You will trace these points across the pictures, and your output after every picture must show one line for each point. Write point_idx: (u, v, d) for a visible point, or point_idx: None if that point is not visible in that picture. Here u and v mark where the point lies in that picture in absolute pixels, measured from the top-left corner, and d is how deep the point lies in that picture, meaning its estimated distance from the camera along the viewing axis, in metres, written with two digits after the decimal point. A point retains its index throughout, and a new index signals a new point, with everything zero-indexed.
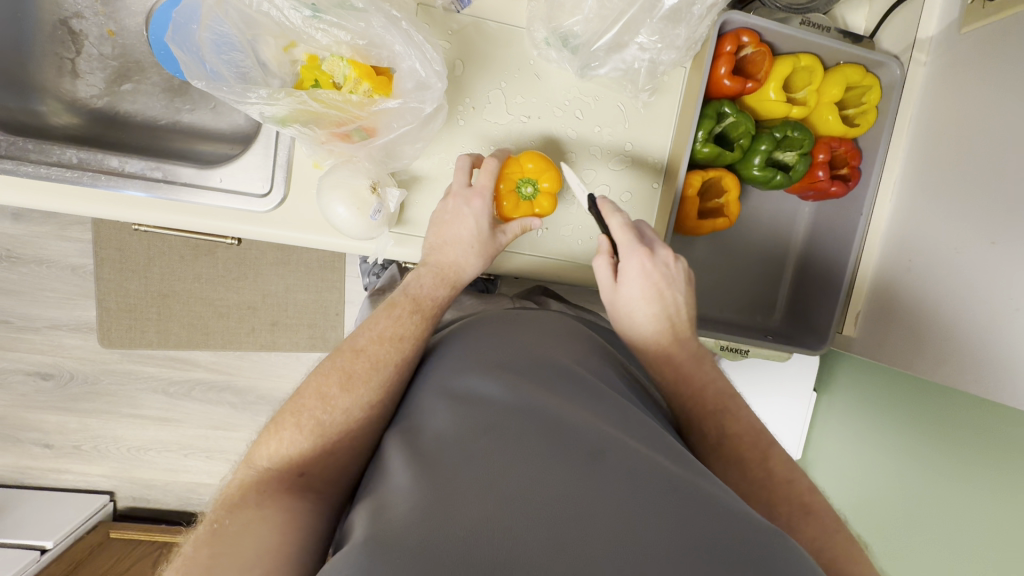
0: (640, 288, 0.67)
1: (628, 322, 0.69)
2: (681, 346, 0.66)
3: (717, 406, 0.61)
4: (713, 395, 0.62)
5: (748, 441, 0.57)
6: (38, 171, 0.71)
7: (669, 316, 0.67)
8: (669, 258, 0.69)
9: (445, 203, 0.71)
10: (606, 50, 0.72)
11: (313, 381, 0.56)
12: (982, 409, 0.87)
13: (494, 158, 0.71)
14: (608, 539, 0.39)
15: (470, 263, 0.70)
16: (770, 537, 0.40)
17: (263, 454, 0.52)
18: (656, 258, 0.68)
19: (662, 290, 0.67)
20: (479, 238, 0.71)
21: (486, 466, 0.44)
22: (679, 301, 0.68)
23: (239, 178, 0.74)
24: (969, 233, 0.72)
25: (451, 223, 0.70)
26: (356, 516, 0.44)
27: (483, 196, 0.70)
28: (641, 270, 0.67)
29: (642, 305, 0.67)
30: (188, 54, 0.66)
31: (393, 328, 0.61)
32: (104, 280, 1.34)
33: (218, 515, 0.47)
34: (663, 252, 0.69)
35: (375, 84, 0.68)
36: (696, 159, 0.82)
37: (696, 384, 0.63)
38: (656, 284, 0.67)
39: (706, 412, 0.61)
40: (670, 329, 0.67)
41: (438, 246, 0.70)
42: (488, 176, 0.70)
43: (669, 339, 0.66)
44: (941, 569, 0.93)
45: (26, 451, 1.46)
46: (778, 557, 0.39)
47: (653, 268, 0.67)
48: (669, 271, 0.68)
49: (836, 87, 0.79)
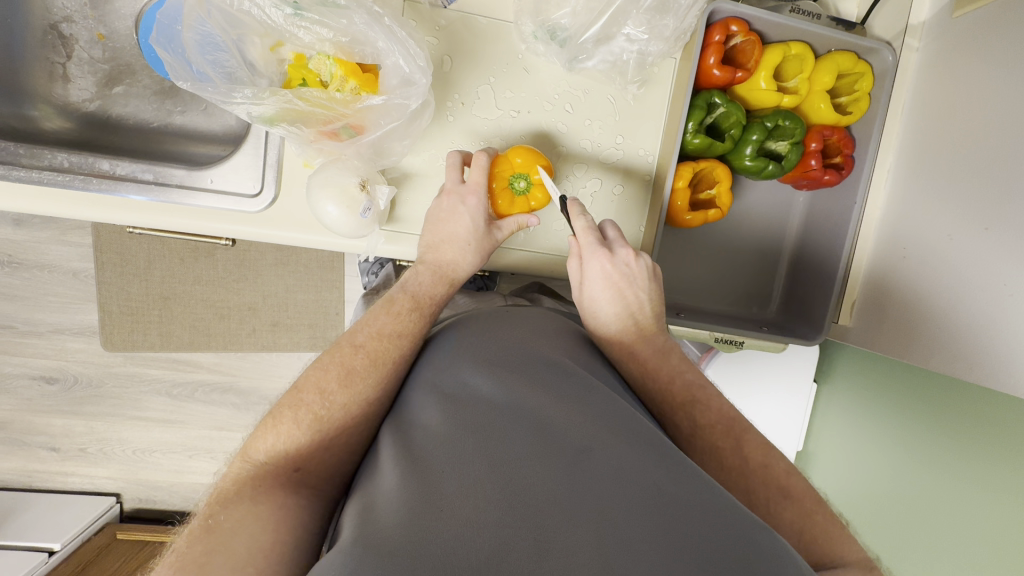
0: (601, 288, 0.67)
1: (593, 323, 0.69)
2: (646, 342, 0.66)
3: (686, 397, 0.61)
4: (682, 389, 0.61)
5: (720, 429, 0.57)
6: (30, 175, 0.72)
7: (632, 314, 0.67)
8: (629, 257, 0.69)
9: (440, 201, 0.71)
10: (594, 42, 0.71)
11: (312, 375, 0.56)
12: (982, 398, 0.86)
13: (485, 153, 0.70)
14: (596, 543, 0.39)
15: (466, 260, 0.70)
16: (756, 533, 0.41)
17: (259, 448, 0.51)
18: (615, 259, 0.68)
19: (623, 290, 0.67)
20: (475, 234, 0.71)
21: (473, 465, 0.44)
22: (642, 298, 0.68)
23: (230, 179, 0.75)
24: (964, 219, 0.72)
25: (446, 221, 0.70)
26: (347, 514, 0.44)
27: (477, 194, 0.70)
28: (601, 272, 0.67)
29: (605, 306, 0.67)
30: (172, 55, 0.67)
31: (393, 325, 0.61)
32: (105, 284, 1.35)
33: (211, 510, 0.46)
34: (623, 252, 0.69)
35: (361, 81, 0.68)
36: (687, 151, 0.81)
37: (664, 378, 0.63)
38: (616, 284, 0.67)
39: (677, 403, 0.60)
40: (635, 327, 0.67)
41: (433, 245, 0.70)
42: (481, 172, 0.70)
43: (634, 337, 0.66)
44: (940, 556, 0.93)
45: (34, 455, 1.47)
46: (764, 552, 0.39)
47: (614, 269, 0.67)
48: (629, 270, 0.68)
49: (827, 74, 0.79)
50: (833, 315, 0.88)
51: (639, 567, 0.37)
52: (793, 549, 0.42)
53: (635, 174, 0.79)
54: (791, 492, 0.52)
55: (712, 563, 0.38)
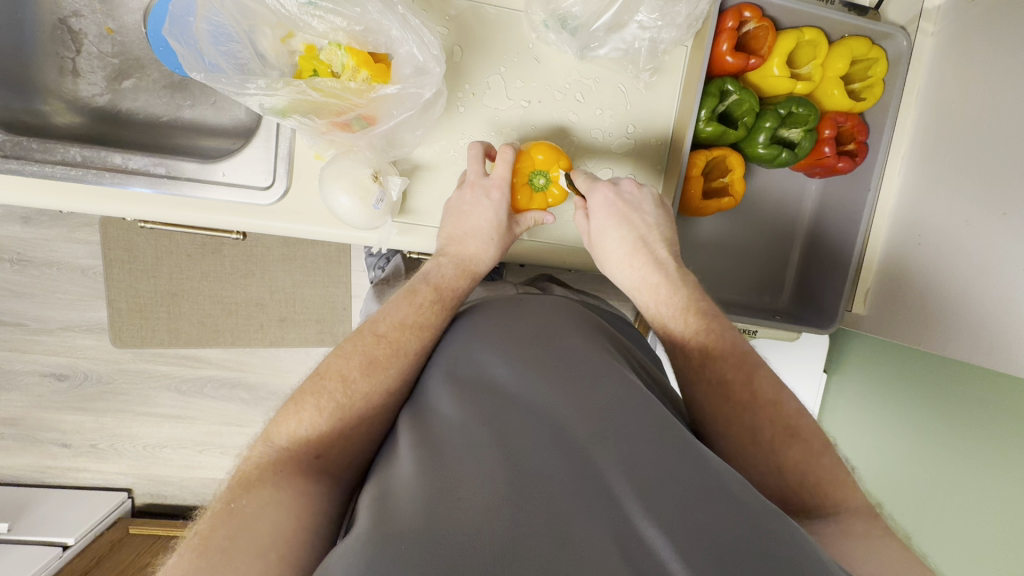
0: (605, 217, 0.67)
1: (603, 259, 0.68)
2: (661, 268, 0.65)
3: (700, 326, 0.60)
4: (696, 321, 0.61)
5: (732, 361, 0.57)
6: (44, 170, 0.72)
7: (640, 238, 0.66)
8: (633, 187, 0.69)
9: (462, 193, 0.71)
10: (606, 30, 0.71)
11: (334, 362, 0.56)
12: (1005, 383, 0.85)
13: (511, 147, 0.70)
14: (615, 537, 0.38)
15: (488, 254, 0.70)
16: (782, 528, 0.40)
17: (281, 432, 0.51)
18: (619, 190, 0.68)
19: (629, 215, 0.67)
20: (497, 229, 0.71)
21: (489, 453, 0.44)
22: (650, 223, 0.67)
23: (242, 171, 0.75)
24: (982, 204, 0.72)
25: (468, 214, 0.70)
26: (362, 503, 0.44)
27: (501, 188, 0.70)
28: (604, 202, 0.67)
29: (612, 234, 0.67)
30: (185, 47, 0.66)
31: (415, 316, 0.61)
32: (114, 281, 1.35)
33: (233, 494, 0.45)
34: (626, 183, 0.69)
35: (374, 71, 0.68)
36: (699, 139, 0.81)
37: (676, 310, 0.62)
38: (621, 211, 0.67)
39: (690, 332, 0.60)
40: (645, 252, 0.66)
41: (457, 238, 0.69)
42: (507, 167, 0.70)
43: (646, 263, 0.65)
44: (950, 543, 0.94)
45: (46, 451, 1.48)
46: (789, 548, 0.38)
47: (617, 198, 0.67)
48: (633, 197, 0.68)
49: (841, 60, 0.78)
50: (845, 304, 0.87)
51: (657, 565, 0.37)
52: (820, 546, 0.41)
53: (647, 163, 0.78)
54: (811, 457, 0.51)
55: (734, 561, 0.37)
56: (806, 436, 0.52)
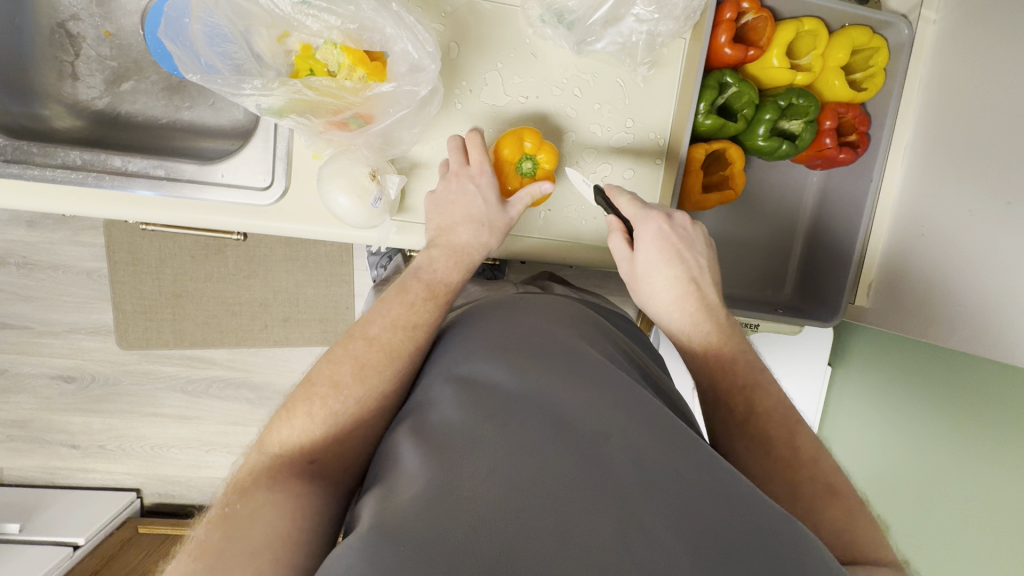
0: (658, 252, 0.64)
1: (648, 294, 0.66)
2: (711, 313, 0.63)
3: (749, 380, 0.60)
4: (745, 372, 0.60)
5: (776, 419, 0.57)
6: (44, 174, 0.72)
7: (693, 279, 0.64)
8: (686, 222, 0.67)
9: (447, 187, 0.71)
10: (602, 24, 0.71)
11: (325, 366, 0.55)
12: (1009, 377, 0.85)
13: (474, 132, 0.71)
14: (616, 534, 0.38)
15: (481, 241, 0.69)
16: (782, 527, 0.40)
17: (275, 438, 0.51)
18: (673, 223, 0.65)
19: (683, 253, 0.65)
20: (489, 214, 0.70)
21: (493, 453, 0.44)
22: (702, 264, 0.65)
23: (241, 172, 0.75)
24: (986, 194, 0.71)
25: (456, 203, 0.70)
26: (364, 504, 0.44)
27: (485, 173, 0.70)
28: (658, 234, 0.64)
29: (665, 270, 0.64)
30: (181, 48, 0.66)
31: (407, 316, 0.59)
32: (119, 283, 1.36)
33: (228, 500, 0.46)
34: (679, 217, 0.67)
35: (369, 70, 0.67)
36: (697, 132, 0.81)
37: (726, 358, 0.61)
38: (676, 247, 0.64)
39: (738, 386, 0.59)
40: (697, 294, 0.64)
41: (448, 228, 0.68)
42: (480, 151, 0.70)
43: (698, 305, 0.63)
44: (955, 536, 0.94)
45: (55, 452, 1.49)
46: (790, 550, 0.38)
47: (671, 232, 0.65)
48: (687, 234, 0.66)
49: (841, 50, 0.77)
50: (848, 297, 0.87)
51: (661, 564, 0.36)
52: (822, 546, 0.41)
53: (647, 158, 0.78)
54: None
55: (738, 561, 0.37)
56: None
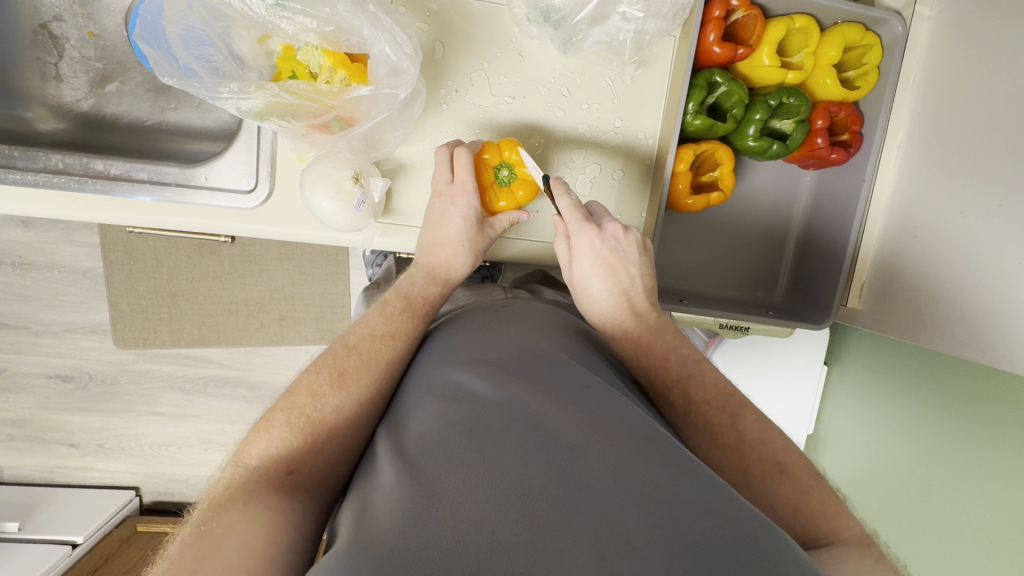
0: (591, 265, 0.66)
1: (584, 301, 0.67)
2: (639, 321, 0.65)
3: (682, 373, 0.59)
4: (676, 368, 0.60)
5: (714, 405, 0.56)
6: (26, 178, 0.72)
7: (624, 290, 0.66)
8: (619, 231, 0.67)
9: (431, 206, 0.71)
10: (589, 22, 0.69)
11: (304, 378, 0.55)
12: (992, 377, 0.86)
13: (440, 150, 0.71)
14: (595, 543, 0.37)
15: (460, 261, 0.70)
16: (765, 540, 0.39)
17: (252, 452, 0.50)
18: (605, 234, 0.66)
19: (614, 265, 0.66)
20: (468, 234, 0.71)
21: (469, 465, 0.43)
22: (633, 274, 0.67)
23: (225, 175, 0.74)
24: (979, 194, 0.70)
25: (437, 224, 0.70)
26: (342, 516, 0.43)
27: (464, 191, 0.69)
28: (590, 248, 0.66)
29: (597, 282, 0.66)
30: (158, 51, 0.66)
31: (385, 326, 0.61)
32: (114, 283, 1.35)
33: (204, 516, 0.45)
34: (612, 226, 0.67)
35: (351, 71, 0.67)
36: (687, 133, 0.79)
37: (657, 359, 0.61)
38: (607, 260, 0.66)
39: (671, 379, 0.59)
40: (627, 304, 0.66)
41: (427, 248, 0.70)
42: (467, 170, 0.69)
43: (626, 315, 0.65)
44: (948, 538, 0.94)
45: (54, 451, 1.50)
46: (774, 559, 0.37)
47: (603, 244, 0.66)
48: (619, 244, 0.67)
49: (833, 48, 0.76)
50: (840, 299, 0.86)
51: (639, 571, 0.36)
52: (806, 555, 0.39)
53: (635, 158, 0.77)
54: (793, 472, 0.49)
55: (717, 567, 0.36)
56: None
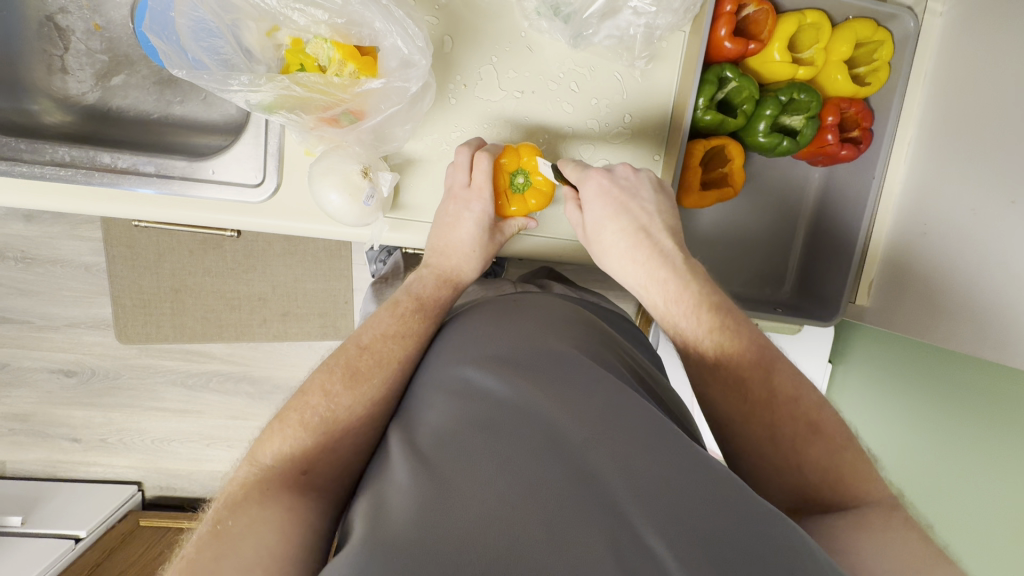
0: (602, 206, 0.65)
1: (602, 252, 0.67)
2: (665, 259, 0.63)
3: (714, 322, 0.57)
4: (704, 308, 0.58)
5: (748, 359, 0.54)
6: (32, 171, 0.71)
7: (640, 226, 0.64)
8: (628, 171, 0.68)
9: (446, 206, 0.71)
10: (599, 17, 0.68)
11: (317, 377, 0.55)
12: (996, 372, 0.87)
13: (462, 150, 0.69)
14: (611, 542, 0.37)
15: (471, 265, 0.71)
16: (788, 543, 0.38)
17: (266, 452, 0.50)
18: (614, 175, 0.67)
19: (627, 202, 0.65)
20: (480, 239, 0.71)
21: (483, 461, 0.43)
22: (648, 208, 0.66)
23: (232, 169, 0.74)
24: (990, 192, 0.70)
25: (451, 226, 0.70)
26: (356, 513, 0.43)
27: (481, 198, 0.70)
28: (599, 188, 0.66)
29: (611, 224, 0.65)
30: (168, 44, 0.65)
31: (398, 326, 0.61)
32: (117, 278, 1.35)
33: (220, 515, 0.45)
34: (620, 169, 0.68)
35: (360, 64, 0.66)
36: (697, 127, 0.79)
37: (686, 305, 0.59)
38: (618, 198, 0.65)
39: (697, 325, 0.58)
40: (645, 239, 0.64)
41: (440, 250, 0.70)
42: (484, 176, 0.68)
43: (648, 253, 0.63)
44: (952, 530, 0.94)
45: (57, 446, 1.50)
46: (797, 563, 0.36)
47: (612, 183, 0.66)
48: (629, 182, 0.67)
49: (845, 44, 0.75)
50: (849, 296, 0.86)
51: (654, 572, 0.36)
52: (827, 557, 0.39)
53: (644, 154, 0.77)
54: (809, 464, 0.48)
55: (733, 567, 0.36)
56: (815, 427, 0.50)
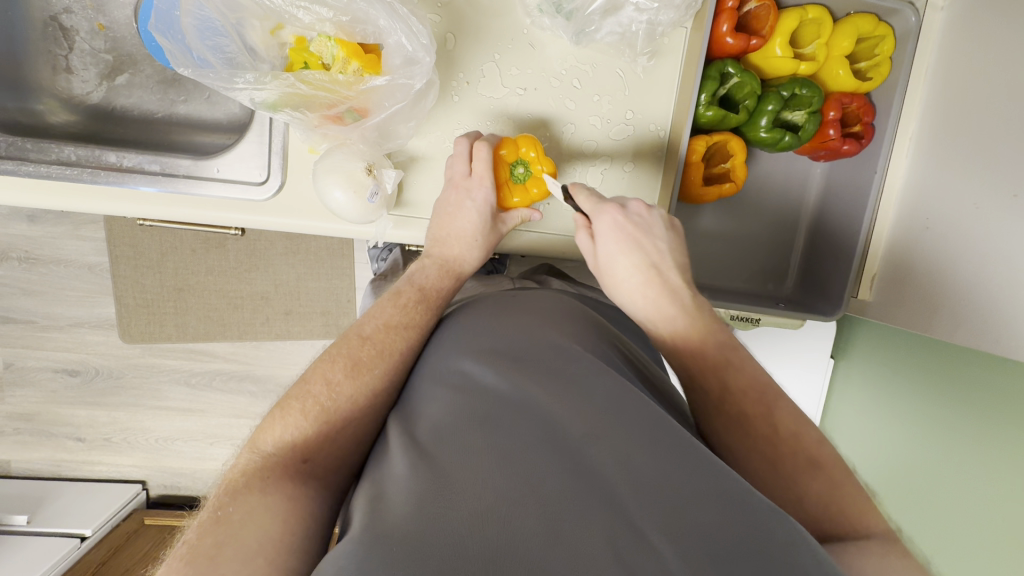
0: (615, 241, 0.63)
1: (613, 287, 0.64)
2: (676, 300, 0.60)
3: (720, 359, 0.56)
4: (712, 347, 0.57)
5: (752, 395, 0.53)
6: (38, 170, 0.72)
7: (653, 265, 0.62)
8: (642, 209, 0.65)
9: (448, 194, 0.71)
10: (601, 13, 0.69)
11: (319, 366, 0.55)
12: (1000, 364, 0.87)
13: (461, 141, 0.70)
14: (608, 537, 0.37)
15: (472, 254, 0.71)
16: (782, 532, 0.38)
17: (267, 439, 0.50)
18: (627, 212, 0.64)
19: (640, 240, 0.63)
20: (482, 228, 0.71)
21: (483, 455, 0.43)
22: (661, 248, 0.63)
23: (236, 167, 0.74)
24: (993, 185, 0.70)
25: (453, 215, 0.71)
26: (355, 504, 0.43)
27: (484, 186, 0.70)
28: (612, 224, 0.63)
29: (623, 259, 0.62)
30: (172, 42, 0.65)
31: (400, 317, 0.61)
32: (120, 277, 1.36)
33: (221, 501, 0.45)
34: (634, 205, 0.66)
35: (364, 62, 0.67)
36: (698, 124, 0.80)
37: (691, 338, 0.58)
38: (631, 235, 0.63)
39: (708, 365, 0.56)
40: (657, 279, 0.61)
41: (441, 239, 0.70)
42: (485, 164, 0.69)
43: (661, 292, 0.60)
44: (954, 524, 0.94)
45: (62, 445, 1.50)
46: (788, 551, 0.37)
47: (626, 220, 0.63)
48: (643, 220, 0.64)
49: (846, 39, 0.76)
50: (850, 291, 0.86)
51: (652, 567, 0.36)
52: (823, 551, 0.38)
53: (646, 151, 0.77)
54: (809, 452, 0.48)
55: (731, 561, 0.36)
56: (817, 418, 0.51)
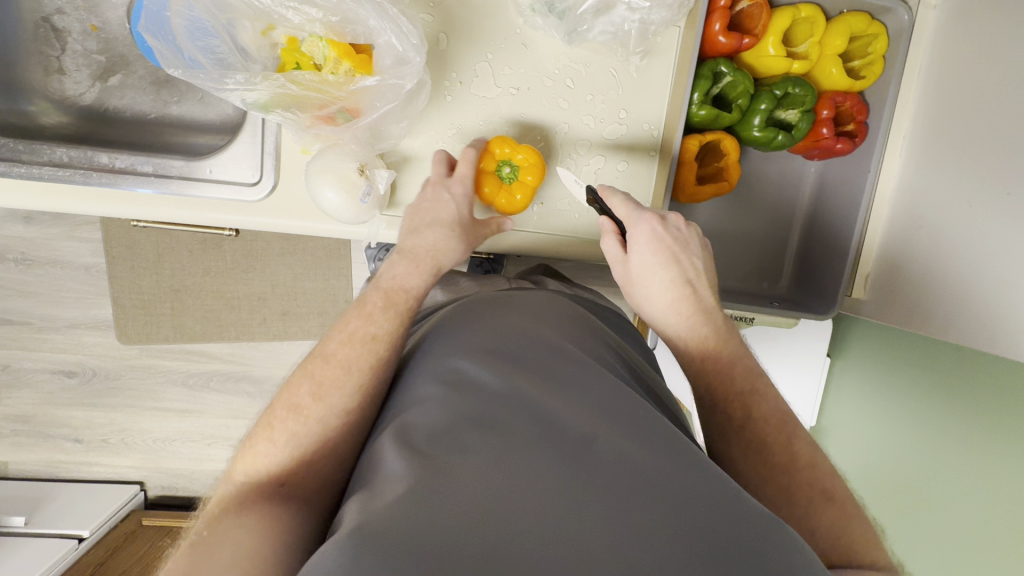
0: (652, 255, 0.61)
1: (643, 300, 0.63)
2: (709, 320, 0.60)
3: (746, 385, 0.56)
4: (739, 373, 0.57)
5: (775, 424, 0.53)
6: (30, 171, 0.72)
7: (688, 281, 0.61)
8: (680, 222, 0.64)
9: (424, 193, 0.70)
10: (593, 13, 0.69)
11: (285, 390, 0.54)
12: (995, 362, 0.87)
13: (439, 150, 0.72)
14: (603, 537, 0.37)
15: (449, 248, 0.66)
16: (768, 534, 0.38)
17: (241, 469, 0.51)
18: (667, 224, 0.63)
19: (677, 255, 0.62)
20: (459, 224, 0.68)
21: (479, 455, 0.43)
22: (698, 266, 0.62)
23: (229, 168, 0.74)
24: (985, 182, 0.70)
25: (429, 209, 0.68)
26: (346, 508, 0.42)
27: (464, 184, 0.69)
28: (650, 235, 0.62)
29: (659, 273, 0.61)
30: (164, 43, 0.65)
31: (365, 327, 0.57)
32: (117, 278, 1.36)
33: (198, 531, 0.46)
34: (674, 217, 0.64)
35: (355, 62, 0.66)
36: (692, 123, 0.79)
37: (722, 361, 0.57)
38: (669, 249, 0.62)
39: (735, 391, 0.56)
40: (692, 296, 0.60)
41: (413, 232, 0.66)
42: (467, 165, 0.70)
43: (695, 310, 0.60)
44: (951, 523, 0.95)
45: (59, 446, 1.50)
46: (773, 553, 0.37)
47: (665, 233, 0.62)
48: (681, 235, 0.63)
49: (839, 36, 0.76)
50: (845, 289, 0.86)
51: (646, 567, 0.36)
52: (811, 552, 0.39)
53: (640, 150, 0.76)
54: None
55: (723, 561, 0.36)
56: None
